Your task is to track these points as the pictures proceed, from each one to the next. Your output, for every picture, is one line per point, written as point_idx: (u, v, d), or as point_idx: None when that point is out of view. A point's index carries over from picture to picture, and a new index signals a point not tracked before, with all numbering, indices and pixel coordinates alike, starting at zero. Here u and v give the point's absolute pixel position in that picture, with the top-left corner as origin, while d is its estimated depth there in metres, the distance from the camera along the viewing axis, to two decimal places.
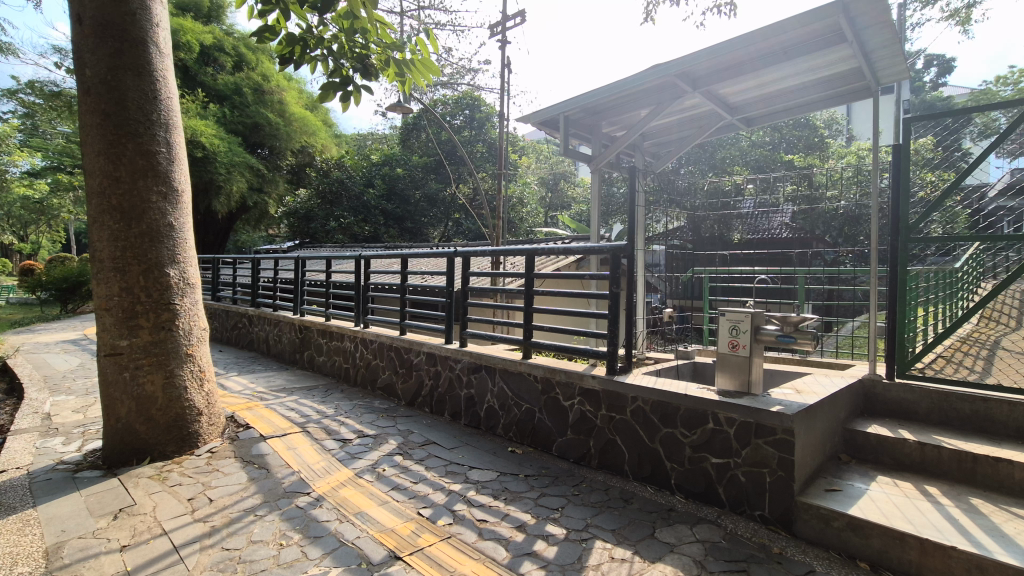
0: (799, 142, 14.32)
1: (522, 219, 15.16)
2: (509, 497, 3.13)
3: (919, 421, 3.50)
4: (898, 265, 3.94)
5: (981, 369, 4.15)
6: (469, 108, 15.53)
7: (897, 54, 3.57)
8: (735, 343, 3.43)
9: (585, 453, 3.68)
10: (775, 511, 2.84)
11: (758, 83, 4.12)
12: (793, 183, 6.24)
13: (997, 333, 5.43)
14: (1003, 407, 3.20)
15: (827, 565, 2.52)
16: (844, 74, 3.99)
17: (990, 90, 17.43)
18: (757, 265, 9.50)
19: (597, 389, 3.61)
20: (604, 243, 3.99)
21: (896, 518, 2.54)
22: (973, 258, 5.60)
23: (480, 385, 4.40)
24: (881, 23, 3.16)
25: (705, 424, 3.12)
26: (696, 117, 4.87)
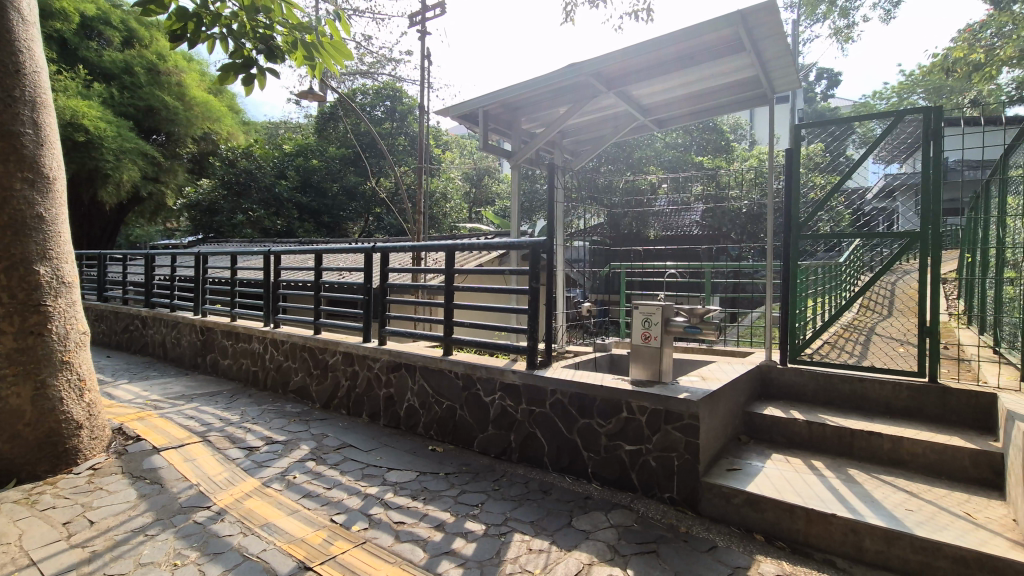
0: (708, 145, 15.28)
1: (446, 215, 15.02)
2: (428, 496, 3.08)
3: (807, 401, 3.84)
4: (791, 260, 4.28)
5: (858, 353, 4.63)
6: (390, 99, 15.13)
7: (789, 65, 3.86)
8: (647, 334, 3.57)
9: (505, 447, 3.70)
10: (682, 492, 2.99)
11: (668, 86, 4.30)
12: (700, 183, 6.63)
13: (872, 320, 6.09)
14: (875, 386, 3.58)
15: (727, 539, 2.70)
16: (744, 81, 4.26)
17: (869, 103, 19.49)
18: (670, 260, 10.00)
19: (517, 384, 3.64)
20: (524, 239, 4.01)
21: (787, 492, 2.78)
22: (854, 253, 6.24)
23: (400, 384, 4.30)
24: (774, 35, 3.41)
25: (620, 413, 3.23)
26: (612, 117, 5.02)
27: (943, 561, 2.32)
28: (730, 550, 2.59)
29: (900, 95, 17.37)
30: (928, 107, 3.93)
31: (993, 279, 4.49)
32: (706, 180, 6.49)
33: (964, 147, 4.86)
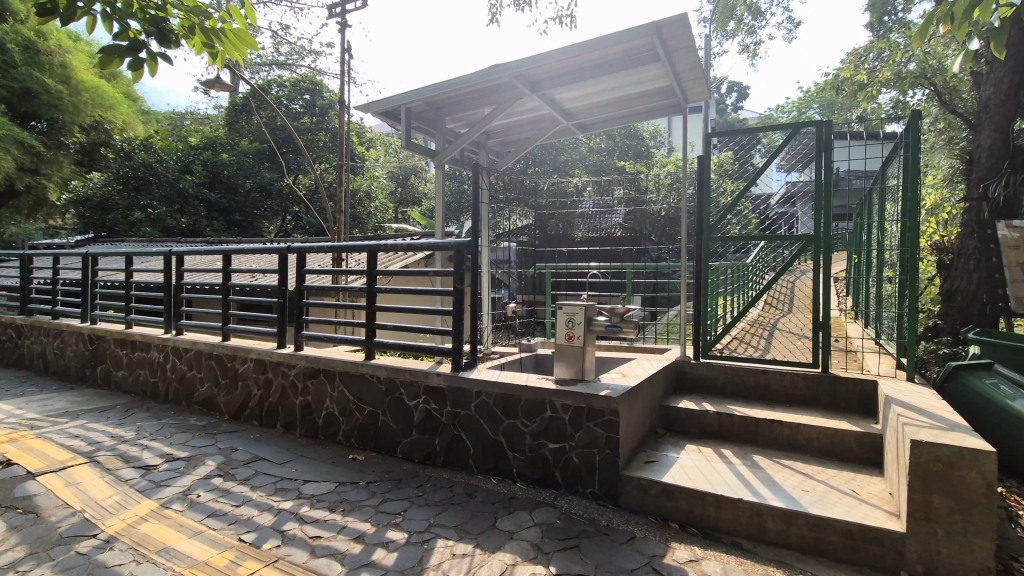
0: (630, 150, 15.90)
1: (370, 215, 14.59)
2: (347, 508, 2.96)
3: (717, 394, 4.08)
4: (703, 261, 4.52)
5: (763, 347, 4.98)
6: (309, 93, 14.46)
7: (699, 77, 4.09)
8: (571, 334, 3.64)
9: (430, 452, 3.64)
10: (603, 486, 3.08)
11: (590, 91, 4.40)
12: (622, 186, 6.86)
13: (774, 316, 6.59)
14: (777, 377, 3.86)
15: (645, 529, 2.80)
16: (661, 90, 4.45)
17: (773, 116, 21.09)
18: (595, 260, 10.26)
19: (442, 387, 3.59)
20: (449, 240, 3.96)
21: (699, 481, 2.93)
22: (759, 255, 6.72)
23: (318, 391, 4.11)
24: (686, 48, 3.59)
25: (543, 412, 3.27)
26: (537, 119, 5.07)
27: (834, 535, 2.54)
28: (648, 540, 2.69)
29: (799, 109, 18.93)
30: (820, 121, 4.30)
31: (875, 278, 4.99)
32: (627, 184, 6.73)
33: (851, 159, 5.37)
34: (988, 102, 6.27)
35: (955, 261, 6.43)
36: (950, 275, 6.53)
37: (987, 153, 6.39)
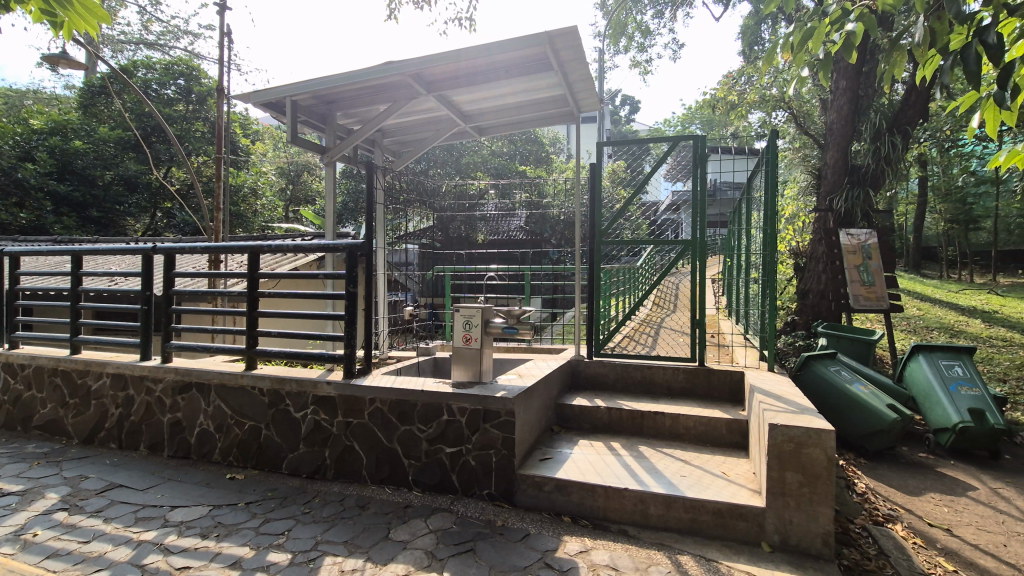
0: (530, 155, 16.29)
1: (256, 213, 13.57)
2: (222, 532, 2.71)
3: (608, 389, 4.29)
4: (595, 264, 4.73)
5: (650, 344, 5.33)
6: (183, 77, 13.15)
7: (590, 88, 4.27)
8: (468, 337, 3.63)
9: (319, 465, 3.44)
10: (500, 487, 3.10)
11: (487, 95, 4.44)
12: (522, 190, 7.00)
13: (661, 315, 7.08)
14: (661, 372, 4.14)
15: (539, 525, 2.87)
16: (554, 99, 4.60)
17: (661, 129, 22.68)
18: (498, 263, 10.35)
19: (332, 396, 3.42)
20: (340, 241, 3.76)
21: (590, 474, 3.05)
22: (648, 258, 7.18)
23: (190, 407, 3.73)
24: (576, 58, 3.73)
25: (440, 417, 3.23)
26: (433, 120, 5.02)
27: (707, 515, 2.77)
28: (541, 535, 2.75)
29: (683, 124, 20.54)
30: (697, 136, 4.69)
31: (744, 280, 5.54)
32: (526, 187, 6.86)
33: (724, 171, 5.90)
34: (833, 125, 7.23)
35: (807, 264, 7.32)
36: (804, 276, 7.43)
37: (832, 170, 7.34)
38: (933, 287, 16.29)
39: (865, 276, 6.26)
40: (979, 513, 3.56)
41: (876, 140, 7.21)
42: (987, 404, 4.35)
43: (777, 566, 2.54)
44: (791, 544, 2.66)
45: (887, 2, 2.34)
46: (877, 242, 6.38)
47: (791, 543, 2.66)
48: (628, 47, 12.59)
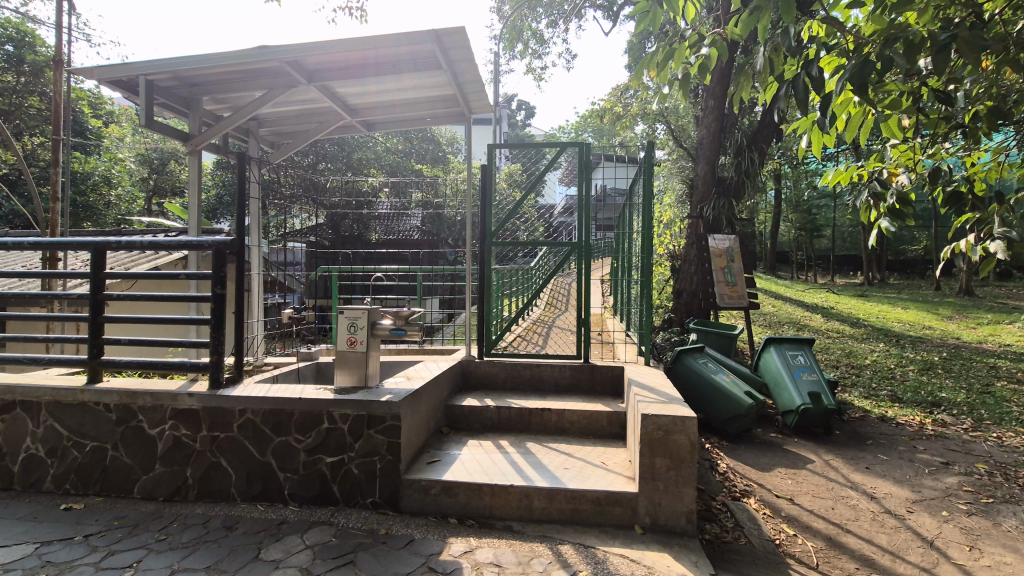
0: (426, 154, 16.16)
1: (109, 205, 11.98)
2: (51, 572, 2.34)
3: (499, 389, 4.34)
4: (486, 265, 4.79)
5: (541, 343, 5.50)
6: (12, 43, 11.23)
7: (480, 89, 4.28)
8: (353, 339, 3.46)
9: (179, 486, 3.11)
10: (384, 495, 3.00)
11: (374, 89, 4.30)
12: (416, 189, 6.89)
13: (553, 315, 7.34)
14: (548, 369, 4.27)
15: (425, 529, 2.83)
16: (444, 98, 4.56)
17: (555, 135, 23.54)
18: (392, 263, 10.09)
19: (195, 409, 3.11)
20: (206, 238, 3.41)
21: (476, 474, 3.07)
22: (541, 260, 7.41)
23: (13, 430, 3.21)
24: (463, 58, 3.71)
25: (320, 425, 3.06)
26: (315, 112, 4.76)
27: (586, 504, 2.91)
28: (426, 539, 2.72)
29: (575, 132, 21.49)
30: (582, 143, 4.91)
31: (626, 281, 5.90)
32: (420, 187, 6.77)
33: (610, 177, 6.24)
34: (703, 140, 7.96)
35: (682, 266, 8.00)
36: (679, 277, 8.11)
37: (702, 181, 8.08)
38: (784, 286, 18.62)
39: (729, 277, 6.90)
40: (816, 482, 4.11)
41: (738, 155, 8.22)
42: (822, 387, 5.05)
43: (647, 546, 2.73)
44: (660, 524, 2.88)
45: (735, 31, 2.60)
46: (737, 246, 7.07)
47: (660, 524, 2.88)
48: (523, 53, 12.91)
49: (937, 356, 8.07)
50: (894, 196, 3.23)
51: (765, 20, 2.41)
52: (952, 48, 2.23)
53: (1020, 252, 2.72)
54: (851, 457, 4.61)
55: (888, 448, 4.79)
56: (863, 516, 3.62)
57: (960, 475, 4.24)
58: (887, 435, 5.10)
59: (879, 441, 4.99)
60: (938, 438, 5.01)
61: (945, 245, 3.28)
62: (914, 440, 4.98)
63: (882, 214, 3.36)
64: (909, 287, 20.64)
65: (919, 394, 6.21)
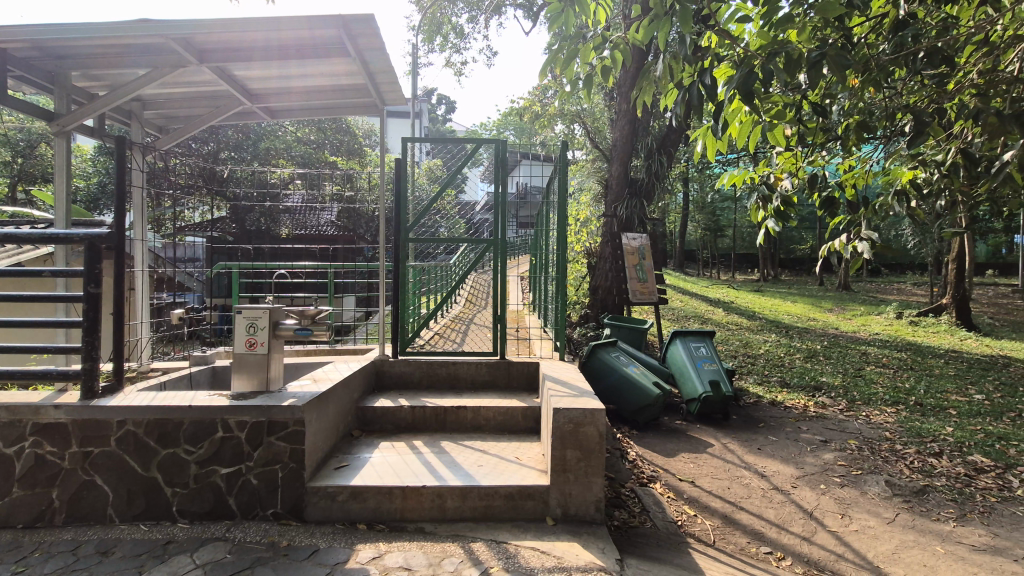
0: (342, 146, 15.59)
1: None
2: None
3: (413, 388, 4.25)
4: (400, 262, 4.61)
5: (458, 340, 5.46)
6: None
7: (394, 81, 4.17)
8: (253, 341, 3.24)
9: (43, 510, 2.77)
10: (286, 504, 2.84)
11: (275, 74, 4.04)
12: (329, 182, 6.60)
13: (472, 311, 7.34)
14: (464, 367, 4.25)
15: (331, 537, 2.71)
16: (353, 88, 4.38)
17: (477, 131, 23.51)
18: (304, 258, 9.61)
19: (64, 422, 2.78)
20: (77, 229, 3.01)
21: (387, 477, 2.99)
22: (461, 257, 7.36)
23: None
24: (373, 47, 3.57)
25: (213, 435, 2.84)
26: (211, 95, 4.41)
27: (499, 500, 2.92)
28: (332, 548, 2.60)
29: (497, 129, 21.59)
30: (497, 139, 4.88)
31: (544, 278, 6.00)
32: (333, 180, 6.48)
33: (530, 175, 6.28)
34: (617, 141, 8.26)
35: (598, 263, 8.29)
36: (594, 274, 8.39)
37: (616, 181, 8.39)
38: (691, 282, 19.88)
39: (640, 274, 7.21)
40: (714, 465, 4.41)
41: (649, 158, 8.67)
42: (722, 376, 5.43)
43: (558, 537, 2.79)
44: (571, 514, 2.95)
45: (637, 38, 2.70)
46: (648, 244, 7.42)
47: (570, 514, 2.95)
48: (443, 47, 12.73)
49: (819, 345, 8.98)
50: (779, 200, 3.51)
51: (664, 28, 2.52)
52: (822, 65, 2.46)
53: (881, 251, 3.05)
54: (745, 439, 5.00)
55: (778, 430, 5.25)
56: (754, 493, 3.93)
57: (836, 451, 4.73)
58: (777, 418, 5.59)
59: (770, 423, 5.45)
60: (818, 419, 5.56)
61: (823, 245, 3.62)
62: (799, 422, 5.49)
63: (768, 215, 3.64)
64: (797, 283, 22.88)
65: (804, 380, 6.87)
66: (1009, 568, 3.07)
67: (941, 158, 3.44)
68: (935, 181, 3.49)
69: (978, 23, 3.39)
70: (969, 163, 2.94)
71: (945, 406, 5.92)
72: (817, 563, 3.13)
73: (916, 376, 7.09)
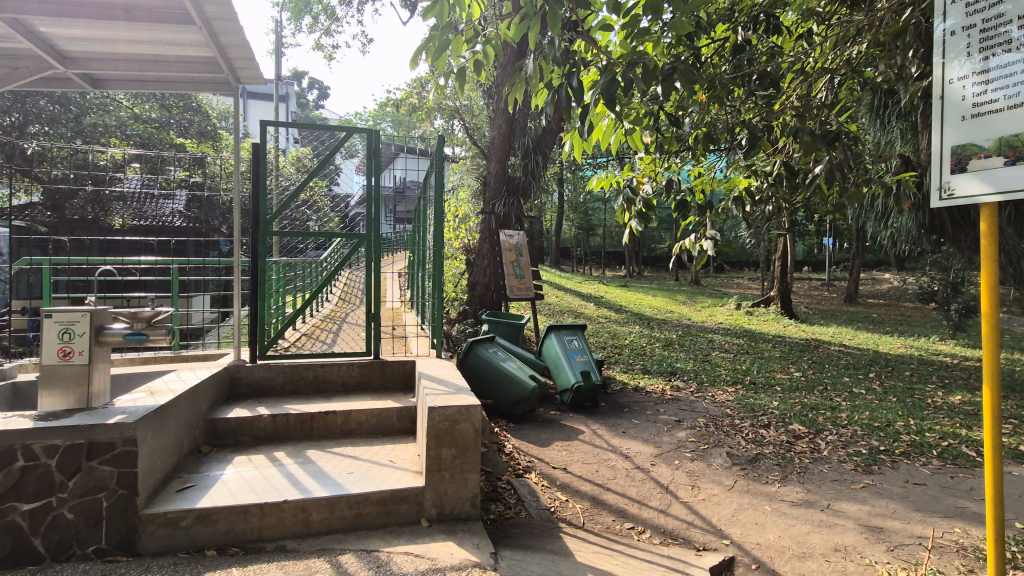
0: (190, 127, 13.99)
1: None
2: None
3: (275, 395, 3.90)
4: (260, 259, 4.17)
5: (328, 341, 5.14)
6: None
7: (250, 58, 3.77)
8: (67, 351, 2.71)
9: None
10: (113, 538, 2.45)
11: (96, 35, 3.45)
12: (174, 166, 5.83)
13: (345, 309, 6.97)
14: (334, 369, 4.00)
15: (172, 569, 2.38)
16: (200, 60, 3.88)
17: (352, 120, 22.43)
18: (143, 252, 8.41)
19: None
20: None
21: (243, 494, 2.71)
22: (334, 253, 6.96)
23: None
24: (224, 16, 3.19)
25: (12, 464, 2.35)
26: (9, 53, 3.65)
27: (370, 507, 2.79)
28: None
29: (373, 120, 20.77)
30: (370, 130, 4.63)
31: (422, 275, 5.87)
32: (180, 165, 5.73)
33: (407, 169, 6.08)
34: (495, 140, 8.38)
35: (476, 259, 8.35)
36: (473, 270, 8.44)
37: (494, 179, 8.49)
38: (566, 278, 20.89)
39: (517, 270, 7.39)
40: (585, 450, 4.66)
41: (525, 157, 8.87)
42: (592, 366, 5.75)
43: (432, 538, 2.73)
44: (446, 513, 2.91)
45: (508, 35, 2.71)
46: (524, 241, 7.62)
47: (445, 513, 2.91)
48: (312, 28, 11.93)
49: (675, 334, 9.94)
50: (641, 202, 3.77)
51: (535, 31, 2.53)
52: (674, 78, 2.66)
53: (723, 250, 3.43)
54: (612, 424, 5.35)
55: (640, 413, 5.70)
56: (619, 474, 4.22)
57: (688, 428, 5.26)
58: (639, 403, 6.08)
59: (634, 408, 5.91)
60: (674, 401, 6.14)
61: (676, 244, 3.96)
62: (658, 404, 6.02)
63: (632, 216, 3.90)
64: (656, 279, 25.26)
65: (662, 366, 7.54)
66: (818, 517, 3.64)
67: (769, 170, 3.98)
68: (764, 189, 4.03)
69: (796, 55, 3.95)
70: (790, 175, 3.40)
71: (772, 383, 6.88)
72: (671, 532, 3.44)
73: (751, 359, 8.16)
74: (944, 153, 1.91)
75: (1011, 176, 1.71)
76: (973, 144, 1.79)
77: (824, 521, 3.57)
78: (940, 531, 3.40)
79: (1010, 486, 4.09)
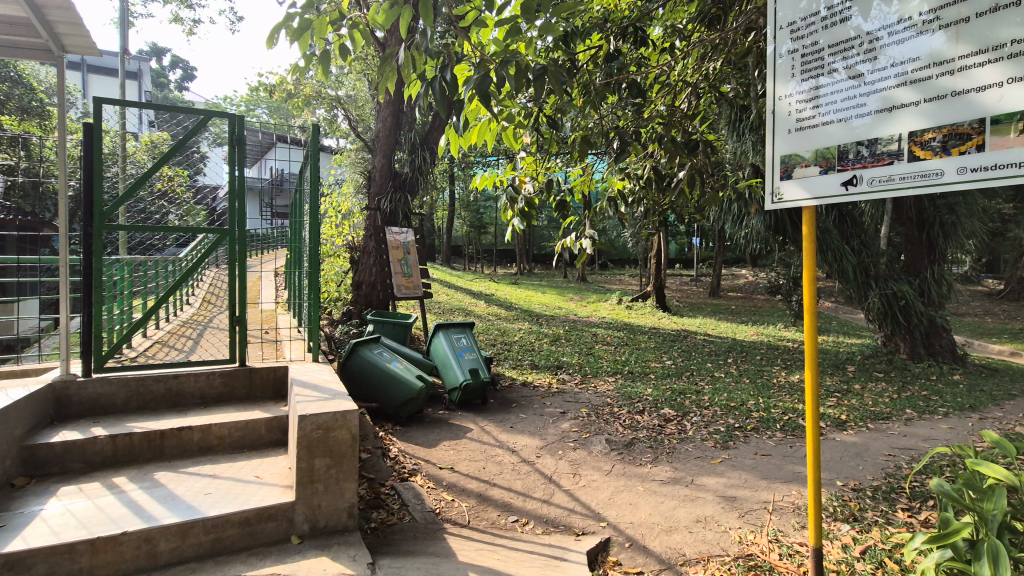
0: (8, 101, 11.82)
1: None
2: None
3: (116, 413, 3.40)
4: (95, 257, 3.59)
5: (187, 348, 4.62)
6: None
7: (76, 23, 3.22)
8: None
9: None
10: None
11: None
12: None
13: (210, 313, 6.33)
14: (190, 379, 3.59)
15: None
16: (9, 20, 3.26)
17: (221, 105, 20.45)
18: None
19: None
20: None
21: (68, 531, 2.32)
22: (196, 250, 6.27)
23: None
24: None
25: None
26: None
27: (231, 529, 2.53)
28: None
29: (246, 106, 19.14)
30: (234, 115, 4.20)
31: (298, 273, 5.47)
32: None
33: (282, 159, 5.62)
34: (380, 133, 8.09)
35: (361, 257, 8.01)
36: (358, 269, 8.09)
37: (379, 173, 8.19)
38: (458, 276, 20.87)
39: (404, 269, 7.20)
40: (473, 448, 4.67)
41: (412, 153, 8.63)
42: (481, 364, 5.77)
43: (303, 555, 2.55)
44: (320, 527, 2.73)
45: (377, 20, 2.58)
46: (412, 239, 7.45)
47: (319, 527, 2.73)
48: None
49: (562, 329, 10.35)
50: (523, 201, 3.86)
51: (405, 17, 2.41)
52: (545, 79, 2.71)
53: (599, 248, 3.61)
54: (500, 420, 5.42)
55: (528, 408, 5.83)
56: (506, 468, 4.28)
57: (572, 419, 5.48)
58: (527, 397, 6.22)
59: (521, 402, 6.04)
60: (559, 394, 6.37)
61: (558, 242, 4.07)
62: (545, 398, 6.21)
63: (514, 215, 3.95)
64: (546, 276, 26.16)
65: (549, 361, 7.80)
66: (684, 492, 3.97)
67: (640, 173, 4.26)
68: (636, 190, 4.33)
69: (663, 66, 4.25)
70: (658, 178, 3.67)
71: (648, 372, 7.41)
72: (553, 520, 3.55)
73: (629, 350, 8.74)
74: (776, 161, 2.15)
75: (824, 183, 1.97)
76: (797, 154, 2.05)
77: (688, 495, 3.91)
78: (780, 495, 3.88)
79: (834, 450, 4.79)
